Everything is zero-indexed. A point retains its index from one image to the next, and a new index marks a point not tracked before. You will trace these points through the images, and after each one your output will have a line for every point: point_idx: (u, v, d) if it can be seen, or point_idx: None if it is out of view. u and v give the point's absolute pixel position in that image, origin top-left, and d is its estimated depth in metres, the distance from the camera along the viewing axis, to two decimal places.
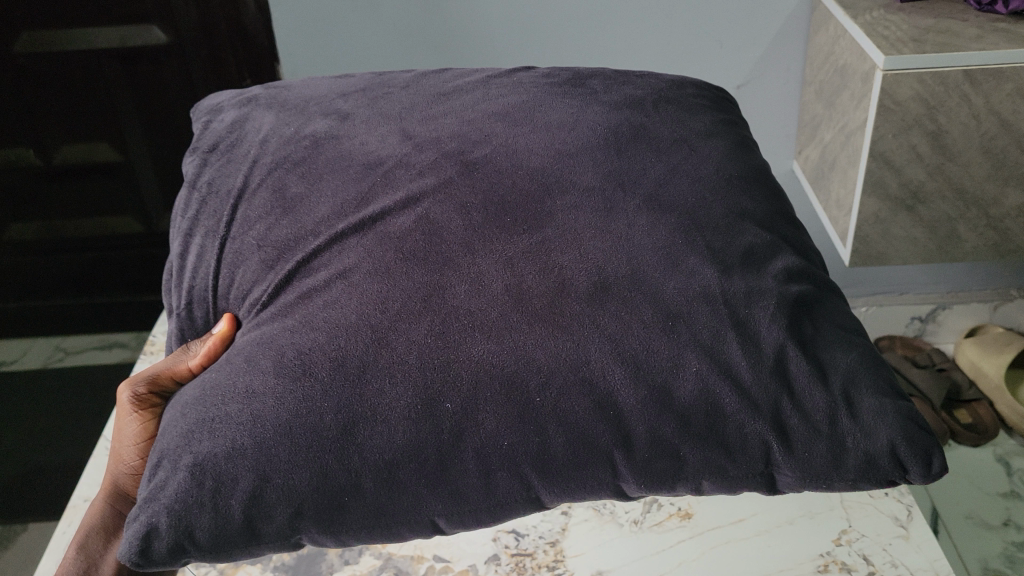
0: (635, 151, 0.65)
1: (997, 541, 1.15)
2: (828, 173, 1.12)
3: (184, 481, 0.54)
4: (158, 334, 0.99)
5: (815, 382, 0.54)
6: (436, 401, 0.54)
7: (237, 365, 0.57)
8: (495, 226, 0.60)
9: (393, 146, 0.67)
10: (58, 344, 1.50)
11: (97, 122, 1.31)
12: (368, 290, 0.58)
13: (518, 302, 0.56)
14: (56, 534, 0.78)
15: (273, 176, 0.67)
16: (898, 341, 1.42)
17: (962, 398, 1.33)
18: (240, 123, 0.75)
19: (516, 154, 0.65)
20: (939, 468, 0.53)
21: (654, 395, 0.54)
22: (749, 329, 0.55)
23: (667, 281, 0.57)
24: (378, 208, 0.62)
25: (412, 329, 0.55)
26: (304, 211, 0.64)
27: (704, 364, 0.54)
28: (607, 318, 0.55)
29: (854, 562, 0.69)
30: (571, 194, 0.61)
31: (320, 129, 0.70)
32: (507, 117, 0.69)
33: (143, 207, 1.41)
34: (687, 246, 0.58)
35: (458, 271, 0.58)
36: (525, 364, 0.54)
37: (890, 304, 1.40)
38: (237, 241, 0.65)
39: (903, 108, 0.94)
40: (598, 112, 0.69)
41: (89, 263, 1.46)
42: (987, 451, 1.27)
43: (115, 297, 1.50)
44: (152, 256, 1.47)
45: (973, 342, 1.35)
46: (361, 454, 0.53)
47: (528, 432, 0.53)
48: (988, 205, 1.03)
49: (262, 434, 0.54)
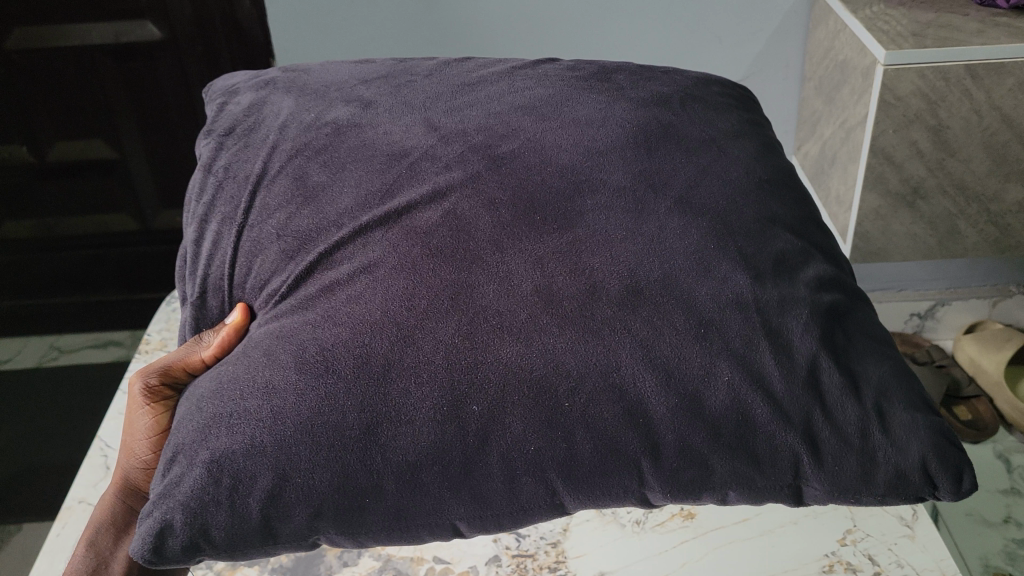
0: (665, 150, 0.65)
1: (997, 538, 1.15)
2: (828, 169, 1.12)
3: (200, 477, 0.53)
4: (156, 330, 0.93)
5: (848, 393, 0.53)
6: (462, 404, 0.53)
7: (255, 359, 0.57)
8: (522, 223, 0.59)
9: (418, 137, 0.66)
10: (53, 344, 1.49)
11: (92, 119, 1.30)
12: (396, 285, 0.57)
13: (547, 303, 0.55)
14: (50, 536, 0.73)
15: (293, 165, 0.66)
16: (897, 338, 1.41)
17: (961, 395, 1.32)
18: (257, 106, 0.74)
19: (542, 148, 0.64)
20: (969, 486, 0.53)
21: (684, 404, 0.53)
22: (783, 338, 0.54)
23: (698, 283, 0.56)
24: (403, 201, 0.61)
25: (439, 328, 0.55)
26: (325, 202, 0.63)
27: (737, 374, 0.53)
28: (639, 323, 0.55)
29: (859, 562, 0.68)
30: (601, 194, 0.61)
31: (341, 116, 0.69)
32: (532, 111, 0.68)
33: (139, 207, 1.41)
34: (720, 251, 0.58)
35: (485, 270, 0.57)
36: (554, 368, 0.53)
37: (889, 301, 1.40)
38: (256, 229, 0.64)
39: (903, 103, 0.93)
40: (627, 109, 0.68)
41: (85, 261, 1.47)
42: (987, 448, 1.27)
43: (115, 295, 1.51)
44: (147, 254, 1.47)
45: (973, 338, 1.35)
46: (384, 455, 0.52)
47: (555, 437, 0.53)
48: (990, 200, 1.02)
49: (283, 432, 0.53)
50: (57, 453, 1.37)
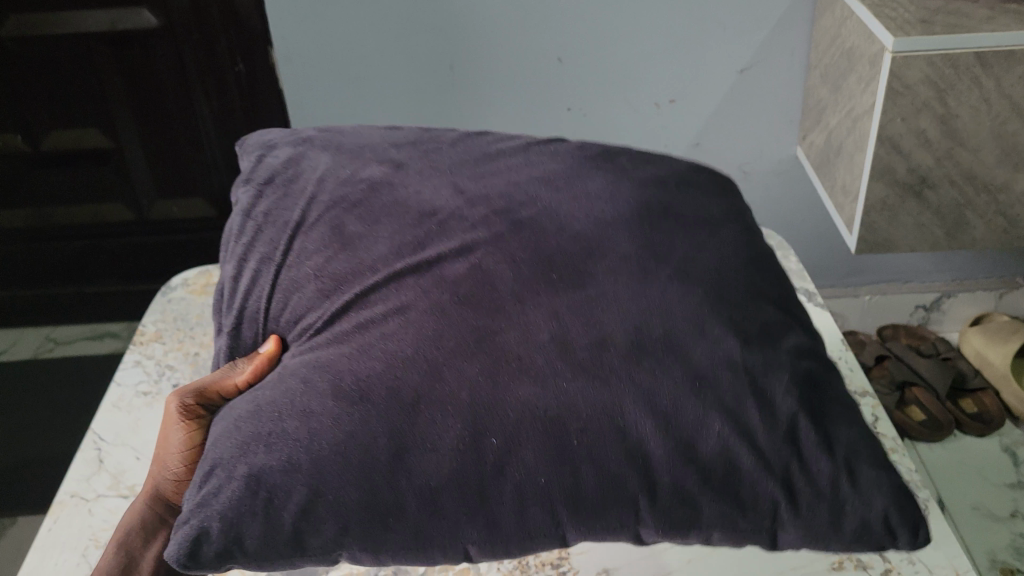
0: (663, 226, 0.63)
1: (1004, 532, 1.13)
2: (834, 159, 1.10)
3: (239, 489, 0.52)
4: (150, 322, 0.88)
5: (822, 450, 0.54)
6: (482, 435, 0.53)
7: (292, 385, 0.56)
8: (538, 279, 0.58)
9: (446, 200, 0.64)
10: (49, 336, 1.55)
11: (88, 108, 1.29)
12: (432, 319, 0.57)
13: (563, 351, 0.55)
14: (40, 532, 0.67)
15: (331, 214, 0.65)
16: (902, 330, 1.41)
17: (967, 387, 1.30)
18: (297, 159, 0.71)
19: (558, 215, 0.62)
20: (924, 536, 0.55)
21: (679, 447, 0.53)
22: (766, 396, 0.55)
23: (695, 341, 0.55)
24: (434, 252, 0.60)
25: (465, 367, 0.54)
26: (362, 249, 0.62)
27: (727, 426, 0.53)
28: (643, 374, 0.54)
29: (869, 560, 0.67)
30: (609, 259, 0.59)
31: (376, 174, 0.67)
32: (549, 183, 0.66)
33: (135, 196, 1.39)
34: (714, 313, 0.57)
35: (508, 318, 0.56)
36: (567, 409, 0.53)
37: (894, 292, 1.39)
38: (294, 269, 0.63)
39: (912, 91, 0.92)
40: (626, 185, 0.67)
41: (78, 252, 1.46)
42: (993, 441, 1.26)
43: (108, 287, 1.50)
44: (140, 244, 1.44)
45: (980, 331, 1.35)
46: (410, 481, 0.52)
47: (563, 470, 0.52)
48: (999, 190, 1.01)
49: (318, 451, 0.52)
50: (53, 446, 1.36)
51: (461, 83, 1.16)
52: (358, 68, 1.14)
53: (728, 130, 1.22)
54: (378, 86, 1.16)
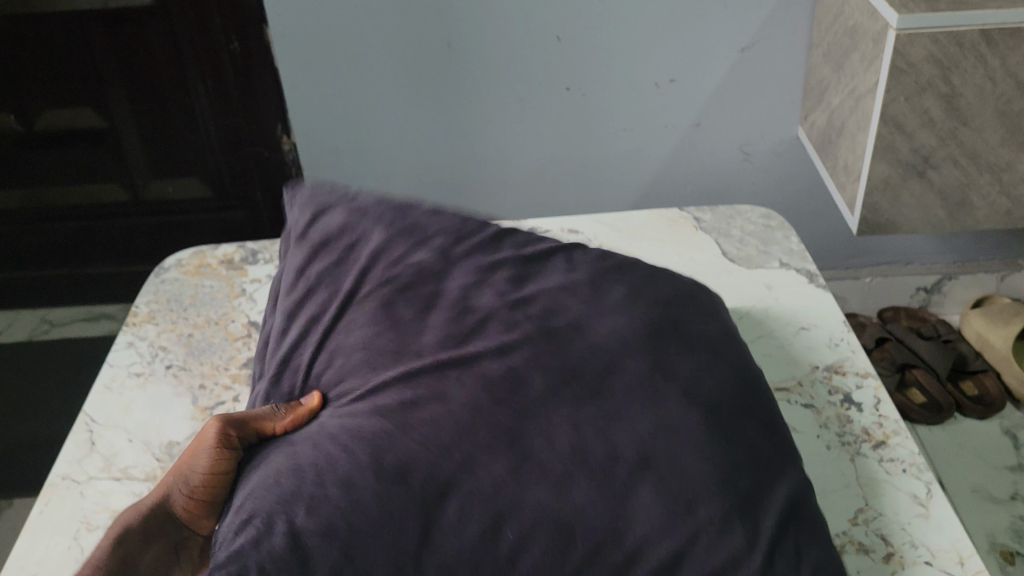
0: (675, 337, 0.65)
1: (1004, 515, 1.13)
2: (836, 139, 1.09)
3: (281, 542, 0.53)
4: (143, 303, 0.87)
5: (798, 561, 0.55)
6: (502, 523, 0.54)
7: (333, 452, 0.58)
8: (565, 391, 0.60)
9: (486, 304, 0.68)
10: (44, 317, 1.53)
11: (80, 86, 1.27)
12: (468, 416, 0.59)
13: (580, 460, 0.56)
14: (32, 515, 0.66)
15: (381, 295, 0.70)
16: (903, 312, 1.39)
17: (968, 369, 1.29)
18: (348, 227, 0.77)
19: (584, 330, 0.65)
20: None
21: (670, 550, 0.54)
22: (753, 510, 0.56)
23: (694, 467, 0.57)
24: (477, 348, 0.63)
25: (493, 464, 0.56)
26: (408, 334, 0.67)
27: (716, 531, 0.55)
28: (649, 488, 0.56)
29: (871, 543, 0.59)
30: (628, 371, 0.62)
31: (424, 260, 0.72)
32: (578, 290, 0.69)
33: (130, 176, 1.37)
34: (721, 438, 0.59)
35: (536, 425, 0.58)
36: (578, 509, 0.55)
37: (895, 274, 1.38)
38: (338, 342, 0.68)
39: (916, 69, 0.91)
40: (642, 284, 0.70)
41: (73, 233, 1.45)
42: (994, 424, 1.25)
43: (104, 269, 1.49)
44: (135, 225, 1.43)
45: (981, 313, 1.34)
46: (432, 564, 0.53)
47: (565, 561, 0.53)
48: (1003, 169, 0.99)
49: (356, 518, 0.53)
50: (47, 429, 1.34)
51: (460, 61, 1.15)
52: (355, 47, 1.13)
53: (730, 109, 1.21)
54: (376, 66, 1.15)
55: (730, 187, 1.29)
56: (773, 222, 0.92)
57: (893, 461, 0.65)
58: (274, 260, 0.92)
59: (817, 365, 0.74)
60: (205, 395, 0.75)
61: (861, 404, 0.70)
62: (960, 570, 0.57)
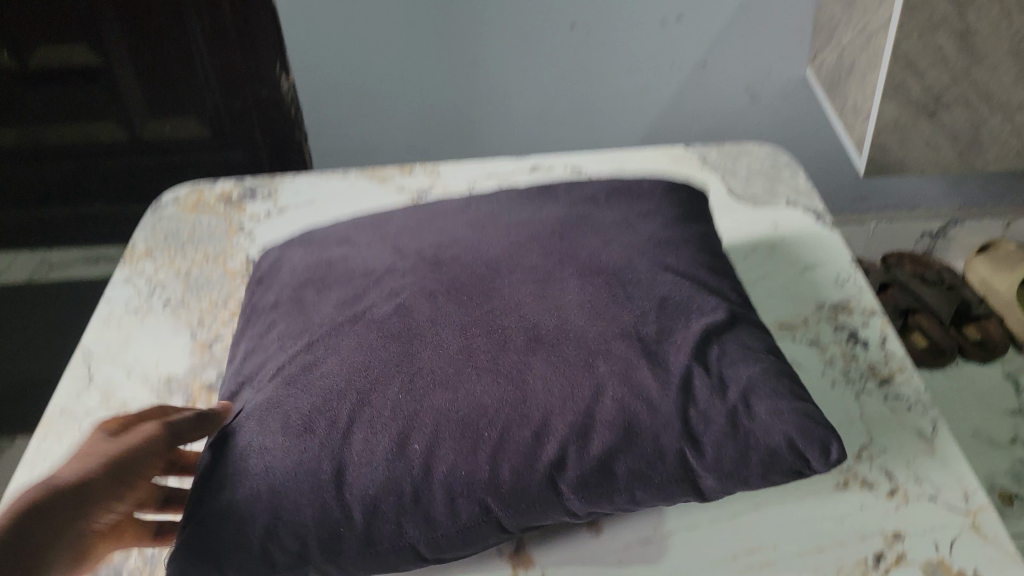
0: (577, 236, 0.65)
1: (1004, 458, 1.13)
2: (845, 79, 1.06)
3: (212, 515, 0.52)
4: (141, 239, 0.86)
5: (712, 391, 0.53)
6: (405, 441, 0.53)
7: (244, 425, 0.56)
8: (455, 302, 0.60)
9: (385, 261, 0.66)
10: (45, 258, 1.52)
11: (73, 22, 1.20)
12: (359, 346, 0.58)
13: (468, 358, 0.56)
14: (30, 451, 0.66)
15: (294, 291, 0.66)
16: (906, 258, 1.37)
17: (971, 314, 1.28)
18: (270, 260, 0.74)
19: (479, 250, 0.65)
20: (839, 454, 0.51)
21: (579, 428, 0.52)
22: (658, 357, 0.55)
23: (584, 325, 0.57)
24: (367, 304, 0.61)
25: (387, 390, 0.55)
26: (312, 310, 0.63)
27: (620, 390, 0.53)
28: (547, 367, 0.55)
29: (875, 478, 0.59)
30: (517, 274, 0.62)
31: (337, 253, 0.69)
32: (479, 224, 0.69)
33: (127, 116, 1.32)
34: (615, 299, 0.59)
35: (425, 343, 0.57)
36: (476, 409, 0.53)
37: (901, 219, 1.37)
38: (257, 336, 0.65)
39: (931, 6, 0.88)
40: (549, 211, 0.70)
41: (71, 171, 1.41)
42: (995, 368, 1.25)
43: (104, 208, 1.46)
44: (135, 165, 1.39)
45: (986, 259, 1.32)
46: (350, 495, 0.52)
47: (480, 462, 0.52)
48: (1015, 109, 0.97)
49: (271, 474, 0.53)
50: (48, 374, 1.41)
51: None
52: None
53: (739, 48, 1.18)
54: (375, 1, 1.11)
55: (733, 127, 1.27)
56: (780, 160, 0.91)
57: (898, 398, 0.64)
58: (274, 196, 0.91)
59: (823, 303, 0.73)
60: (204, 330, 0.74)
61: (867, 341, 0.69)
62: (963, 506, 0.57)
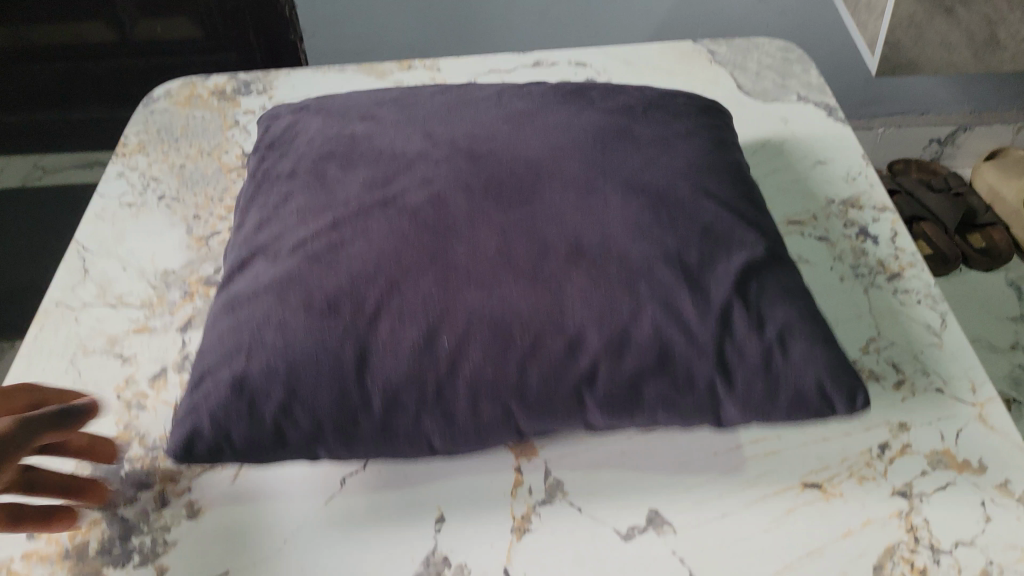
0: (617, 145, 0.59)
1: (1004, 363, 1.13)
2: None
3: (226, 393, 0.50)
4: (135, 133, 0.84)
5: (751, 328, 0.50)
6: (432, 337, 0.50)
7: (264, 298, 0.53)
8: (492, 194, 0.55)
9: (414, 144, 0.60)
10: (36, 162, 1.52)
11: None
12: (391, 232, 0.54)
13: (508, 260, 0.51)
14: (25, 340, 0.65)
15: (314, 166, 0.62)
16: (913, 165, 1.36)
17: (977, 222, 1.27)
18: (289, 128, 0.69)
19: (517, 142, 0.59)
20: (864, 402, 0.50)
21: (615, 343, 0.49)
22: (700, 285, 0.51)
23: (630, 241, 0.52)
24: (399, 187, 0.57)
25: (420, 281, 0.51)
26: (336, 188, 0.59)
27: (660, 312, 0.50)
28: (590, 276, 0.50)
29: (882, 370, 0.58)
30: (560, 175, 0.56)
31: (360, 129, 0.64)
32: (511, 116, 0.63)
33: (116, 16, 1.26)
34: (659, 219, 0.53)
35: (460, 235, 0.53)
36: (510, 311, 0.50)
37: (910, 125, 1.35)
38: (272, 211, 0.60)
39: None
40: (591, 116, 0.62)
41: (61, 74, 1.36)
42: (999, 276, 1.24)
43: (96, 111, 1.43)
44: (128, 67, 1.34)
45: (994, 166, 1.30)
46: (373, 378, 0.50)
47: (509, 365, 0.49)
48: None
49: (291, 353, 0.50)
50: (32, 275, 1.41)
51: None
52: None
53: None
54: None
55: (744, 24, 1.22)
56: (792, 55, 0.88)
57: (907, 292, 0.64)
58: (268, 91, 0.88)
59: (833, 200, 0.72)
60: (200, 224, 0.73)
61: (876, 238, 0.68)
62: (971, 398, 0.57)
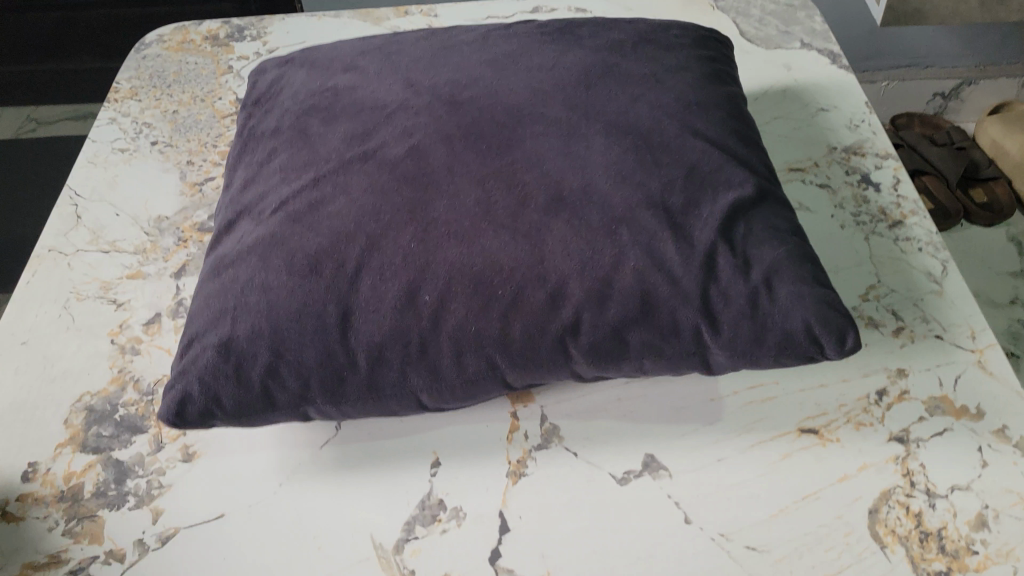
0: (603, 86, 0.59)
1: (1003, 318, 1.13)
2: None
3: (212, 357, 0.50)
4: (125, 79, 0.82)
5: (735, 269, 0.48)
6: (414, 290, 0.49)
7: (248, 261, 0.52)
8: (471, 147, 0.54)
9: (396, 93, 0.60)
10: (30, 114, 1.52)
11: None
12: (369, 188, 0.53)
13: (486, 213, 0.51)
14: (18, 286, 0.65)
15: (296, 121, 0.61)
16: (916, 119, 1.34)
17: (979, 176, 1.26)
18: (274, 83, 0.67)
19: (498, 91, 0.59)
20: (855, 343, 0.47)
21: (598, 290, 0.48)
22: (683, 229, 0.50)
23: (609, 185, 0.51)
24: (378, 141, 0.56)
25: (398, 237, 0.50)
26: (317, 144, 0.58)
27: (641, 258, 0.48)
28: (569, 224, 0.50)
29: (882, 318, 0.58)
30: (540, 122, 0.56)
31: (343, 81, 0.63)
32: (495, 62, 0.62)
33: None
34: (639, 163, 0.53)
35: (440, 188, 0.52)
36: (490, 264, 0.49)
37: (912, 79, 1.32)
38: (257, 171, 0.60)
39: None
40: (577, 55, 0.62)
41: (51, 24, 1.33)
42: (1000, 231, 1.23)
43: (86, 63, 1.40)
44: (120, 16, 1.32)
45: (998, 120, 1.28)
46: (357, 338, 0.49)
47: (493, 319, 0.49)
48: None
49: (274, 311, 0.50)
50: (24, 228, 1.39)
51: None
52: None
53: None
54: None
55: None
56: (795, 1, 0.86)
57: (908, 240, 0.63)
58: (262, 37, 0.87)
59: (836, 147, 0.70)
60: (194, 170, 0.72)
61: (879, 185, 0.67)
62: (970, 344, 0.56)
